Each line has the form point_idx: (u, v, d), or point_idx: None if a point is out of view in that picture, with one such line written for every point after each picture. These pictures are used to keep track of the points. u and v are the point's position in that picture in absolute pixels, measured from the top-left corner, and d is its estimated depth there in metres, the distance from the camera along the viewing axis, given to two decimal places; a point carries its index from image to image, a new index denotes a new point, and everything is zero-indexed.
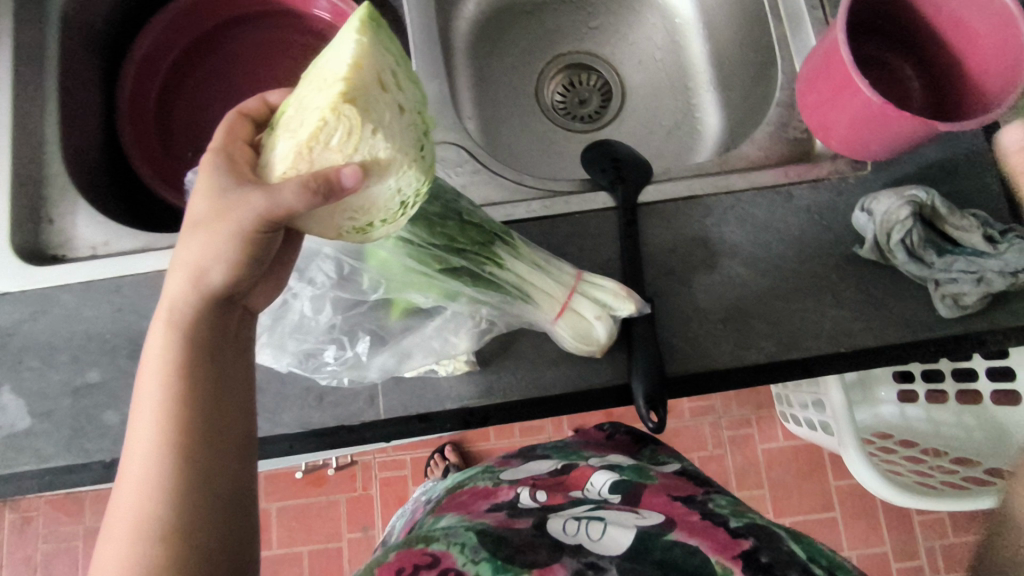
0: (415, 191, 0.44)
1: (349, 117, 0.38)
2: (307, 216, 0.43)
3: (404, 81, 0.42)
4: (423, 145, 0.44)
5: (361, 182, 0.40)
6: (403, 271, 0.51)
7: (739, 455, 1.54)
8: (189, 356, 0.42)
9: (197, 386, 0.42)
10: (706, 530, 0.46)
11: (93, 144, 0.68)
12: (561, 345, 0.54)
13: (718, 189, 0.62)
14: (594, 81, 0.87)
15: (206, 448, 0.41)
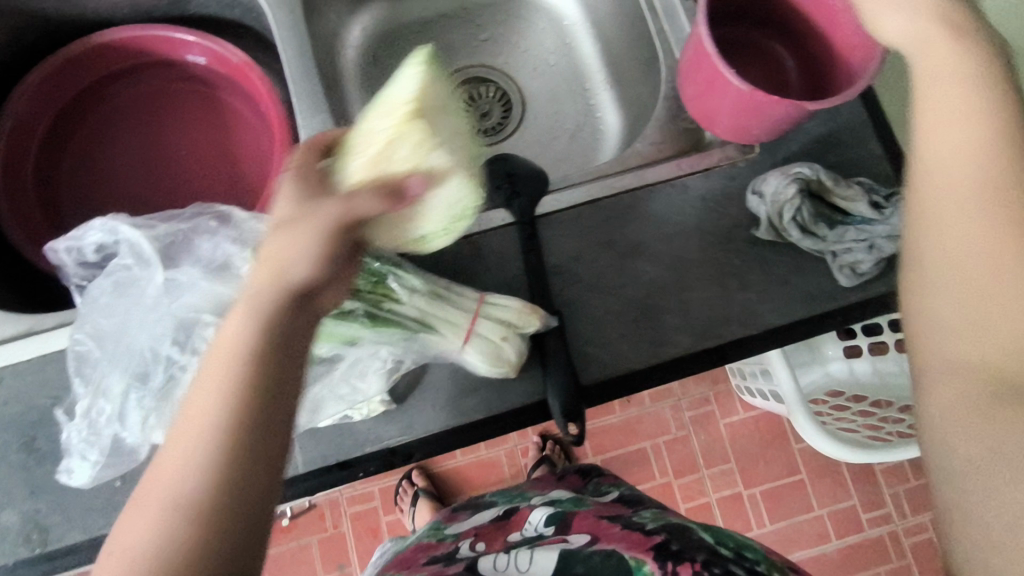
0: (462, 207, 0.48)
1: (418, 131, 0.44)
2: (374, 223, 0.45)
3: (457, 108, 0.48)
4: (479, 160, 0.49)
5: (428, 187, 0.44)
6: None
7: (703, 434, 1.56)
8: (227, 396, 0.37)
9: (253, 410, 0.37)
10: (627, 535, 0.51)
11: None
12: (476, 371, 0.53)
13: (614, 190, 0.62)
14: (492, 93, 0.86)
15: (240, 464, 0.36)
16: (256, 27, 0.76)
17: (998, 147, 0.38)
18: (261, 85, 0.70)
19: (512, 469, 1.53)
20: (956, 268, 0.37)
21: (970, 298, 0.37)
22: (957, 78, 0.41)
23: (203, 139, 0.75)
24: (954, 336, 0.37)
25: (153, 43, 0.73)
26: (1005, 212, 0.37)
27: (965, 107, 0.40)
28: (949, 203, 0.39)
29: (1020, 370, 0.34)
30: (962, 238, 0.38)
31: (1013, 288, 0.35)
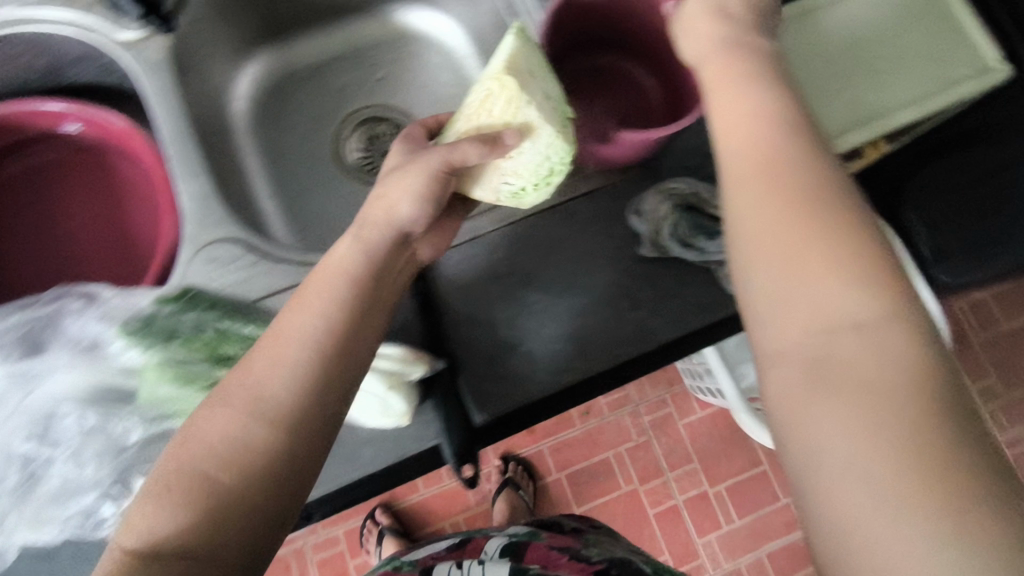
0: (560, 159, 0.55)
1: (509, 88, 0.52)
2: (472, 173, 0.55)
3: (546, 74, 0.55)
4: (567, 124, 0.55)
5: (517, 140, 0.52)
6: (165, 398, 0.51)
7: (664, 437, 1.57)
8: (334, 326, 0.44)
9: (349, 338, 0.45)
10: (571, 562, 0.57)
11: None
12: (364, 424, 0.54)
13: (500, 222, 0.62)
14: (391, 129, 0.83)
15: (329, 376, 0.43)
16: (137, 91, 0.75)
17: (794, 155, 0.39)
18: (144, 148, 0.70)
19: (477, 495, 1.52)
20: (781, 275, 0.36)
21: (799, 297, 0.35)
22: (753, 98, 0.42)
23: (96, 209, 0.74)
24: (789, 338, 0.35)
25: (27, 119, 0.72)
26: (814, 211, 0.37)
27: (760, 125, 0.41)
28: (763, 211, 0.38)
29: (855, 359, 0.33)
30: (781, 239, 0.37)
31: (834, 283, 0.35)
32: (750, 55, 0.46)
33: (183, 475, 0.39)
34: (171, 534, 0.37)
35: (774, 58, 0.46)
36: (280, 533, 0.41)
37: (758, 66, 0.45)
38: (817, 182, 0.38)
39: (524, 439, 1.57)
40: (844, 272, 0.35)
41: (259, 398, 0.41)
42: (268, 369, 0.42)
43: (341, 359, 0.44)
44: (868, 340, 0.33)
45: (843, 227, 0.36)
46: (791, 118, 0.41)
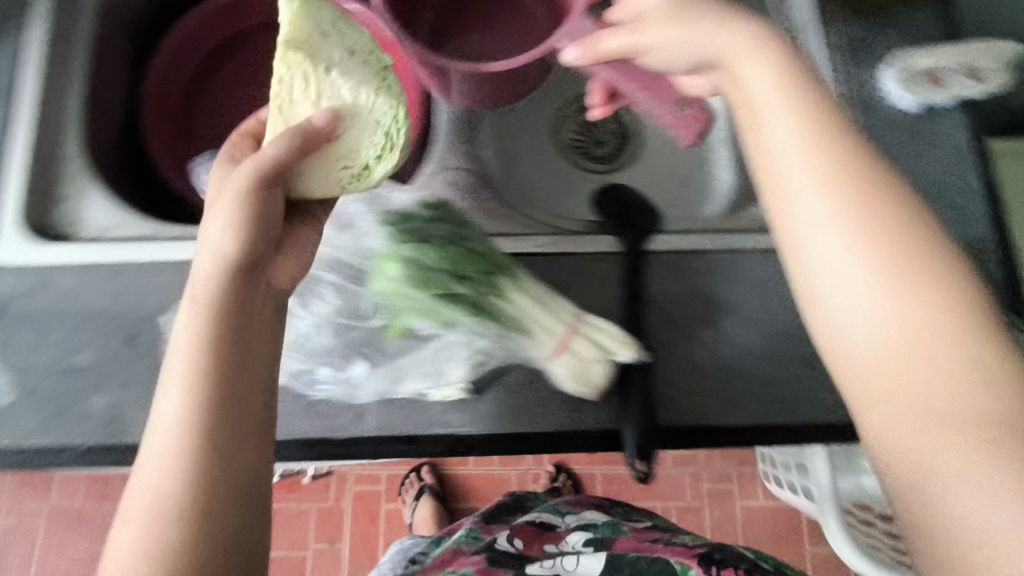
0: (390, 117, 0.52)
1: (301, 66, 0.48)
2: (304, 174, 0.49)
3: (343, 28, 0.50)
4: (387, 74, 0.53)
5: (330, 120, 0.48)
6: (400, 297, 0.54)
7: (716, 510, 1.52)
8: (196, 397, 0.42)
9: (219, 417, 0.42)
10: (670, 548, 0.57)
11: (113, 133, 0.66)
12: (559, 386, 0.54)
13: (727, 245, 0.61)
14: (613, 125, 0.86)
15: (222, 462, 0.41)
16: None
17: (901, 246, 0.38)
18: None
19: (519, 492, 1.51)
20: (923, 370, 0.36)
21: (927, 393, 0.36)
22: (828, 191, 0.40)
23: None
24: (955, 419, 0.34)
25: None
26: (935, 316, 0.37)
27: (846, 219, 0.39)
28: (913, 314, 0.38)
29: (987, 458, 0.33)
30: (946, 345, 0.36)
31: (969, 387, 0.35)
32: (829, 133, 0.41)
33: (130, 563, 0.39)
34: None
35: (821, 115, 0.42)
36: None
37: (806, 117, 0.42)
38: (936, 288, 0.38)
39: (582, 457, 1.55)
40: (975, 380, 0.35)
41: (192, 460, 0.40)
42: (177, 449, 0.41)
43: (218, 455, 0.41)
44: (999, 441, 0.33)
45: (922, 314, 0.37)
46: (919, 209, 0.40)
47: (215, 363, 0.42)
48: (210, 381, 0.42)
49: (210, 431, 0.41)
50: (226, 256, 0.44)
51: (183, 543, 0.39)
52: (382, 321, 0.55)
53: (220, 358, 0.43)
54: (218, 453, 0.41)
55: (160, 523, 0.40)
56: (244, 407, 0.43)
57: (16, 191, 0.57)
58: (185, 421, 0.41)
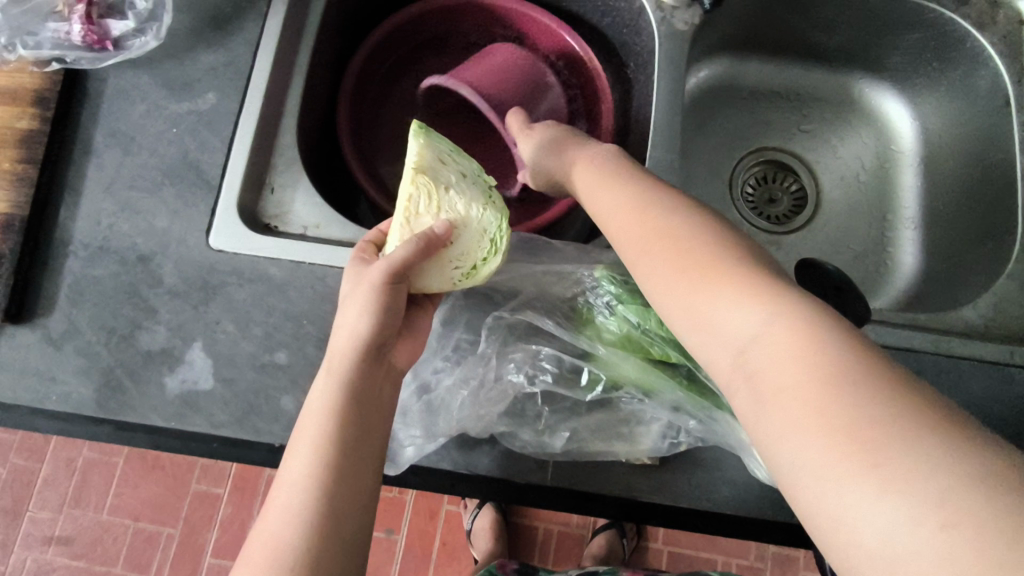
0: (496, 227, 0.52)
1: (424, 186, 0.49)
2: (421, 274, 0.49)
3: (460, 159, 0.53)
4: (493, 193, 0.53)
5: (449, 230, 0.48)
6: (617, 356, 0.51)
7: (778, 574, 1.44)
8: (324, 458, 0.43)
9: (335, 484, 0.42)
10: None
11: (314, 122, 0.66)
12: (753, 472, 0.50)
13: (937, 348, 0.58)
14: (790, 184, 0.83)
15: (332, 526, 0.41)
16: (615, 39, 0.76)
17: (794, 349, 0.33)
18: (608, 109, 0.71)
19: (579, 519, 1.49)
20: (854, 476, 0.29)
21: (868, 503, 0.28)
22: (733, 307, 0.37)
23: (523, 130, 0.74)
24: (924, 550, 0.26)
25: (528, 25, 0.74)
26: (857, 407, 0.30)
27: (765, 320, 0.36)
28: (792, 398, 0.32)
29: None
30: (799, 436, 0.31)
31: (912, 498, 0.27)
32: (694, 243, 0.41)
33: None
34: None
35: (654, 202, 0.46)
36: None
37: (656, 242, 0.43)
38: (830, 376, 0.32)
39: None
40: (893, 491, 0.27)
41: (298, 543, 0.40)
42: (294, 504, 0.42)
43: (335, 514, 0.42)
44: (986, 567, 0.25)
45: (853, 406, 0.30)
46: (814, 313, 0.35)
47: (334, 451, 0.43)
48: (329, 469, 0.43)
49: (323, 520, 0.41)
50: (362, 339, 0.46)
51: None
52: (594, 389, 0.51)
53: (345, 425, 0.44)
54: (320, 544, 0.41)
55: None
56: (351, 498, 0.43)
57: (233, 177, 0.57)
58: (295, 504, 0.42)
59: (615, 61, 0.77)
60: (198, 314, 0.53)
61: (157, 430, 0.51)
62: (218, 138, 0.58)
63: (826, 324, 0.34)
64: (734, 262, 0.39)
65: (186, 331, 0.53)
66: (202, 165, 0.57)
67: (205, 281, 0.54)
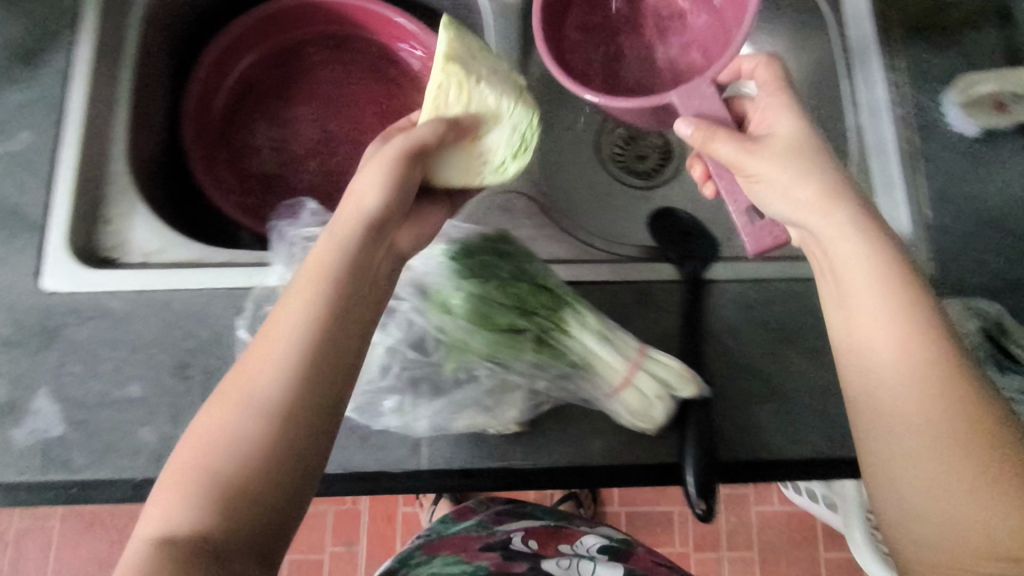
0: (526, 124, 0.52)
1: (455, 77, 0.46)
2: (444, 164, 0.50)
3: (487, 53, 0.50)
4: (523, 89, 0.52)
5: (475, 127, 0.49)
6: (469, 330, 0.52)
7: (732, 515, 1.43)
8: (311, 319, 0.40)
9: (319, 346, 0.40)
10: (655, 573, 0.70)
11: (153, 146, 0.64)
12: (615, 420, 0.53)
13: (786, 275, 0.60)
14: (656, 139, 0.84)
15: (314, 393, 0.39)
16: None
17: (913, 352, 0.42)
18: None
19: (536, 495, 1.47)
20: (892, 396, 0.42)
21: (900, 421, 0.42)
22: (840, 239, 0.45)
23: (381, 115, 0.73)
24: (882, 425, 0.43)
25: (368, 22, 0.74)
26: (892, 335, 0.43)
27: (861, 258, 0.45)
28: (919, 395, 0.41)
29: (963, 511, 0.39)
30: (916, 427, 0.41)
31: (933, 428, 0.41)
32: (845, 187, 0.46)
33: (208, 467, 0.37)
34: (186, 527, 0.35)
35: (821, 164, 0.47)
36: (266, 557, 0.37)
37: (853, 215, 0.45)
38: (922, 338, 0.42)
39: None
40: (1000, 475, 0.39)
41: (242, 430, 0.37)
42: (267, 364, 0.39)
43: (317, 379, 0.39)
44: (989, 511, 0.38)
45: (979, 422, 0.40)
46: (911, 276, 0.44)
47: (308, 351, 0.39)
48: (301, 372, 0.39)
49: (269, 419, 0.38)
50: (370, 215, 0.43)
51: (196, 521, 0.36)
52: (451, 367, 0.52)
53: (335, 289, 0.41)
54: (260, 444, 0.37)
55: (181, 485, 0.37)
56: (304, 405, 0.39)
57: (59, 218, 0.56)
58: (256, 392, 0.39)
59: None
60: (40, 361, 0.52)
61: (9, 486, 0.50)
62: (38, 179, 0.57)
63: (925, 298, 0.44)
64: (842, 195, 0.46)
65: (29, 380, 0.52)
66: (25, 210, 0.56)
67: (44, 326, 0.53)
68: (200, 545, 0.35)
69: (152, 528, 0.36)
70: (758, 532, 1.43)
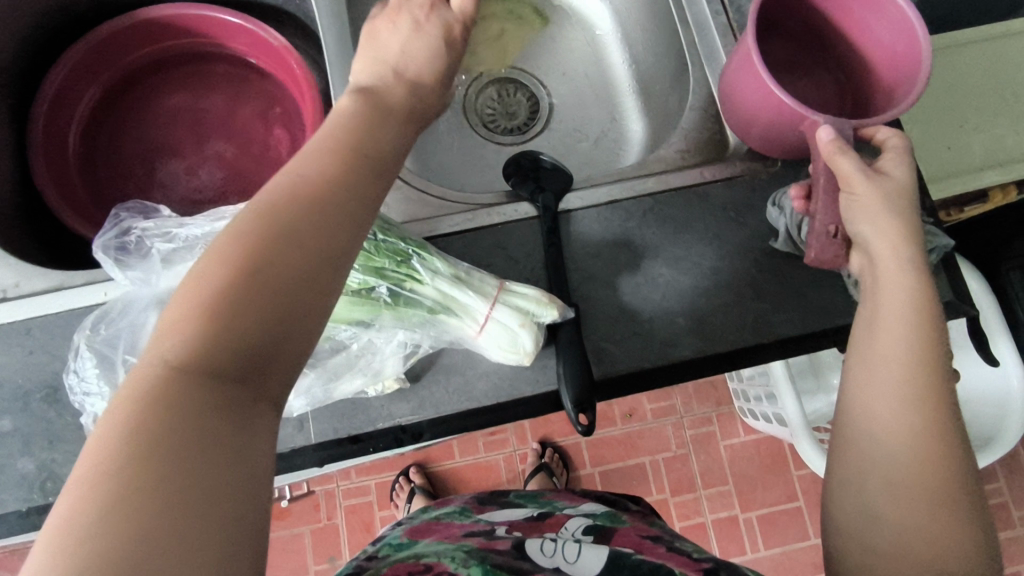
0: None
1: None
2: None
3: None
4: None
5: None
6: None
7: (703, 454, 1.42)
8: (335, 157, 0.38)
9: (332, 198, 0.36)
10: (666, 550, 0.52)
11: (4, 185, 0.65)
12: (491, 357, 0.54)
13: (634, 192, 0.62)
14: (521, 95, 0.85)
15: (322, 227, 0.35)
16: (292, 12, 0.76)
17: (905, 348, 0.43)
18: (299, 72, 0.71)
19: (509, 474, 1.42)
20: (872, 400, 0.42)
21: (878, 421, 0.41)
22: (864, 219, 0.47)
23: (245, 115, 0.75)
24: (861, 422, 0.42)
25: (204, 27, 0.73)
26: (904, 302, 0.44)
27: (888, 246, 0.46)
28: (905, 392, 0.41)
29: (898, 453, 0.40)
30: (890, 419, 0.41)
31: (906, 438, 0.40)
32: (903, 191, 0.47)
33: (205, 293, 0.32)
34: (196, 349, 0.31)
35: None
36: (257, 443, 0.31)
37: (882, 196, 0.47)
38: (921, 358, 0.42)
39: (565, 426, 1.44)
40: (947, 496, 0.38)
41: (276, 229, 0.34)
42: (297, 176, 0.37)
43: (314, 212, 0.35)
44: (937, 509, 0.38)
45: (943, 435, 0.40)
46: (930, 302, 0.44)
47: (324, 184, 0.37)
48: (289, 214, 0.35)
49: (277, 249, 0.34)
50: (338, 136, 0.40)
51: (211, 347, 0.31)
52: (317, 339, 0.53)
53: (347, 156, 0.39)
54: (292, 244, 0.34)
55: (221, 298, 0.32)
56: (334, 218, 0.36)
57: None
58: (290, 203, 0.35)
59: (309, 35, 0.78)
60: None
61: None
62: None
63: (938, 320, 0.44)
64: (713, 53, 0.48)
65: None
66: None
67: None
68: (216, 388, 0.31)
69: (169, 364, 0.30)
70: (729, 465, 1.42)
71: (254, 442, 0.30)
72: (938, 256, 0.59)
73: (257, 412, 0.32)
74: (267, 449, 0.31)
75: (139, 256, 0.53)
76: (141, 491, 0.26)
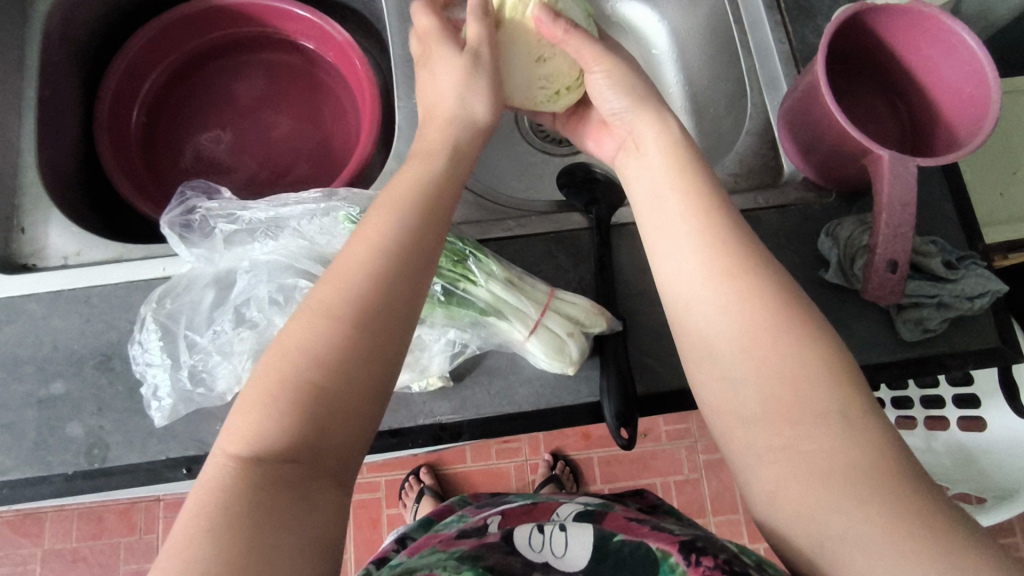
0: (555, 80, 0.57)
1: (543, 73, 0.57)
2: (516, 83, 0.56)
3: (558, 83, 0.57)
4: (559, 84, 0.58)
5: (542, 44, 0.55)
6: None
7: (715, 480, 1.41)
8: (406, 232, 0.42)
9: (393, 269, 0.41)
10: (665, 535, 0.43)
11: (69, 155, 0.66)
12: (537, 363, 0.55)
13: None
14: None
15: (384, 305, 0.40)
16: (356, 8, 0.78)
17: (746, 339, 0.41)
18: (362, 69, 0.72)
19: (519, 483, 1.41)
20: (755, 390, 0.40)
21: (766, 415, 0.39)
22: (671, 217, 0.46)
23: (302, 106, 0.76)
24: (752, 421, 0.39)
25: (273, 19, 0.75)
26: (705, 295, 0.42)
27: (694, 230, 0.44)
28: (788, 375, 0.39)
29: (848, 469, 0.35)
30: (778, 411, 0.38)
31: (795, 426, 0.38)
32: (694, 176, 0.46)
33: (286, 375, 0.37)
34: (281, 431, 0.36)
35: None
36: (319, 504, 0.35)
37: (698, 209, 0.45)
38: (789, 338, 0.40)
39: (577, 441, 1.43)
40: (865, 475, 0.35)
41: (341, 311, 0.39)
42: (363, 258, 0.40)
43: (388, 299, 0.40)
44: (855, 491, 0.35)
45: (834, 409, 0.37)
46: (763, 288, 0.41)
47: (391, 261, 0.41)
48: (361, 296, 0.39)
49: (341, 337, 0.38)
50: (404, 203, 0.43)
51: (292, 426, 0.36)
52: None
53: (405, 222, 0.42)
54: (365, 327, 0.39)
55: (306, 384, 0.37)
56: (395, 294, 0.40)
57: None
58: (355, 286, 0.40)
59: (372, 32, 0.79)
60: None
61: None
62: None
63: (766, 300, 0.41)
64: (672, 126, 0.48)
65: None
66: None
67: None
68: (283, 463, 0.35)
69: (237, 446, 0.35)
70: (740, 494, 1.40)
71: (316, 504, 0.35)
72: (988, 301, 0.57)
73: (320, 479, 0.36)
74: (330, 509, 0.36)
75: (202, 234, 0.54)
76: (217, 550, 0.31)
